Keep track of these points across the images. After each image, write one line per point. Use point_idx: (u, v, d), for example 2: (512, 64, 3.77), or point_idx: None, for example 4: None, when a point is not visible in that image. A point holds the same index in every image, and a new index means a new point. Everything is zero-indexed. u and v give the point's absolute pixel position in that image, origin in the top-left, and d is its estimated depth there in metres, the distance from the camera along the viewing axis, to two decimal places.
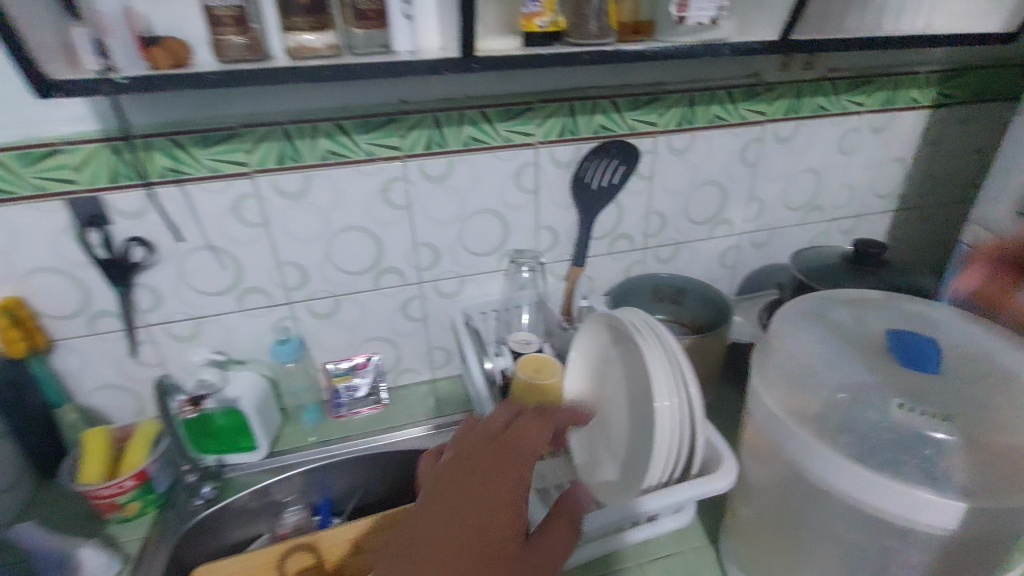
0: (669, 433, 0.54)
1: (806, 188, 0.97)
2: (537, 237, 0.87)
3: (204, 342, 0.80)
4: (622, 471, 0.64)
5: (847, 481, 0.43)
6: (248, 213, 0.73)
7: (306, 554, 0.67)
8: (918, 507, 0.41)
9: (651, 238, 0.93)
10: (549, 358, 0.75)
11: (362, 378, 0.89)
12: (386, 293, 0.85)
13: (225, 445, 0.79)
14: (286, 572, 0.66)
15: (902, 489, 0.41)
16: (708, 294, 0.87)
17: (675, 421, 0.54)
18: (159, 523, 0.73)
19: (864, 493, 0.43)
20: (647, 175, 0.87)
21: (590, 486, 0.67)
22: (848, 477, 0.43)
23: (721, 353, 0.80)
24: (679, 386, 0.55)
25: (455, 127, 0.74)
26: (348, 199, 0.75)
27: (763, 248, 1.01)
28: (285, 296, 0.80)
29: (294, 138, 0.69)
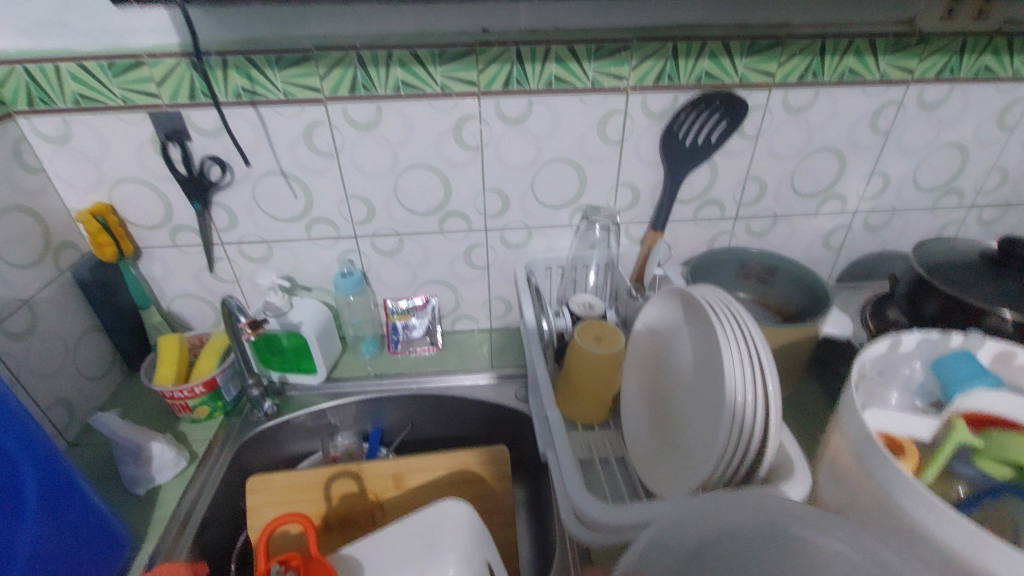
0: (732, 432, 0.49)
1: (947, 166, 0.82)
2: (615, 193, 0.80)
3: (274, 265, 0.83)
4: (675, 458, 0.59)
5: (957, 535, 0.36)
6: (320, 142, 0.72)
7: (350, 482, 0.68)
8: None
9: (745, 208, 0.83)
10: (612, 327, 0.70)
11: (419, 319, 0.89)
12: (451, 237, 0.82)
13: (288, 365, 0.82)
14: (331, 496, 0.68)
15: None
16: (802, 277, 0.77)
17: (741, 419, 0.48)
18: (225, 428, 0.78)
19: (982, 553, 0.34)
20: (752, 135, 0.76)
21: (640, 466, 0.63)
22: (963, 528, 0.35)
23: (810, 346, 0.71)
24: (753, 382, 0.48)
25: (539, 64, 0.68)
26: (419, 134, 0.72)
27: (878, 232, 0.88)
28: (352, 230, 0.80)
29: (368, 65, 0.66)
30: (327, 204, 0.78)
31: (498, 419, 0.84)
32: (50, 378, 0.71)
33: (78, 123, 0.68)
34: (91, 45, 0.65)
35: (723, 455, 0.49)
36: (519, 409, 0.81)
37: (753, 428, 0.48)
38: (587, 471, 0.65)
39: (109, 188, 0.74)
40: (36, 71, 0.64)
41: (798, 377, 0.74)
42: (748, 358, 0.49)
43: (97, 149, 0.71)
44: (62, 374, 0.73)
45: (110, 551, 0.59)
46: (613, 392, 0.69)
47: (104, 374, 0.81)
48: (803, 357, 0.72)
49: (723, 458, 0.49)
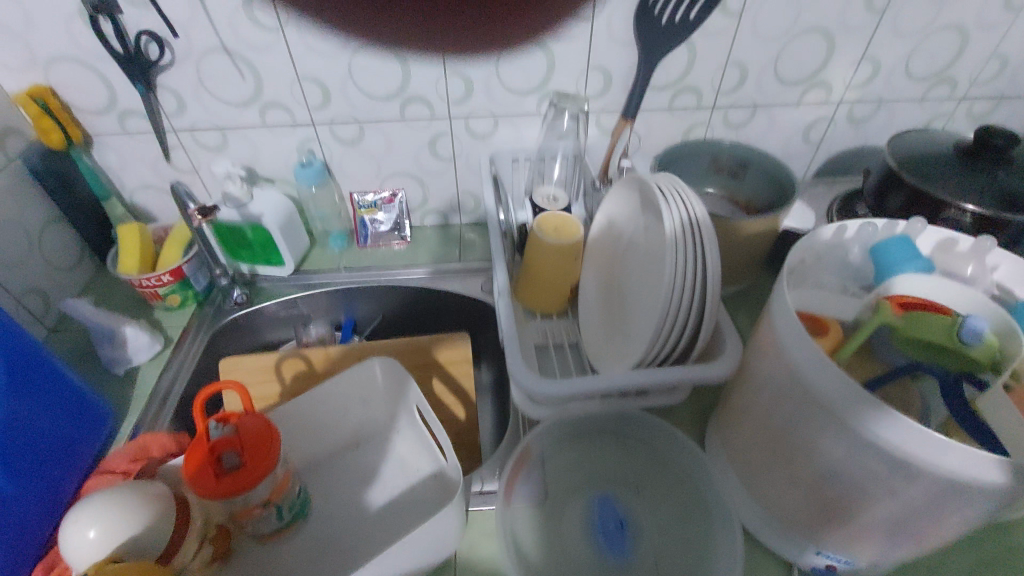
0: (669, 316, 0.51)
1: (943, 50, 0.76)
2: (585, 79, 0.75)
3: (232, 154, 0.80)
4: (620, 340, 0.62)
5: (858, 407, 0.38)
6: (262, 15, 0.66)
7: (298, 362, 0.71)
8: (937, 449, 0.35)
9: (724, 96, 0.79)
10: (569, 217, 0.70)
11: (387, 214, 0.88)
12: (413, 125, 0.79)
13: (256, 256, 0.82)
14: (283, 376, 0.71)
15: (928, 433, 0.35)
16: (774, 170, 0.75)
17: (679, 298, 0.50)
18: (197, 316, 0.80)
19: (873, 421, 0.37)
20: (735, 12, 0.70)
21: (590, 350, 0.66)
22: (861, 402, 0.38)
23: (771, 239, 0.71)
24: (694, 268, 0.49)
25: None
26: (370, 6, 0.66)
27: (862, 125, 0.84)
28: (308, 117, 0.77)
29: None
30: (279, 87, 0.73)
31: (467, 310, 0.86)
32: (15, 267, 0.71)
33: None
34: None
35: (661, 337, 0.52)
36: (484, 302, 0.83)
37: (690, 307, 0.50)
38: (542, 356, 0.68)
39: (44, 67, 0.69)
40: None
41: (757, 270, 0.75)
42: (691, 246, 0.50)
43: (21, 23, 0.65)
44: (28, 264, 0.73)
45: (90, 420, 0.62)
46: (571, 282, 0.70)
47: (73, 264, 0.81)
48: (763, 250, 0.72)
49: (661, 336, 0.52)
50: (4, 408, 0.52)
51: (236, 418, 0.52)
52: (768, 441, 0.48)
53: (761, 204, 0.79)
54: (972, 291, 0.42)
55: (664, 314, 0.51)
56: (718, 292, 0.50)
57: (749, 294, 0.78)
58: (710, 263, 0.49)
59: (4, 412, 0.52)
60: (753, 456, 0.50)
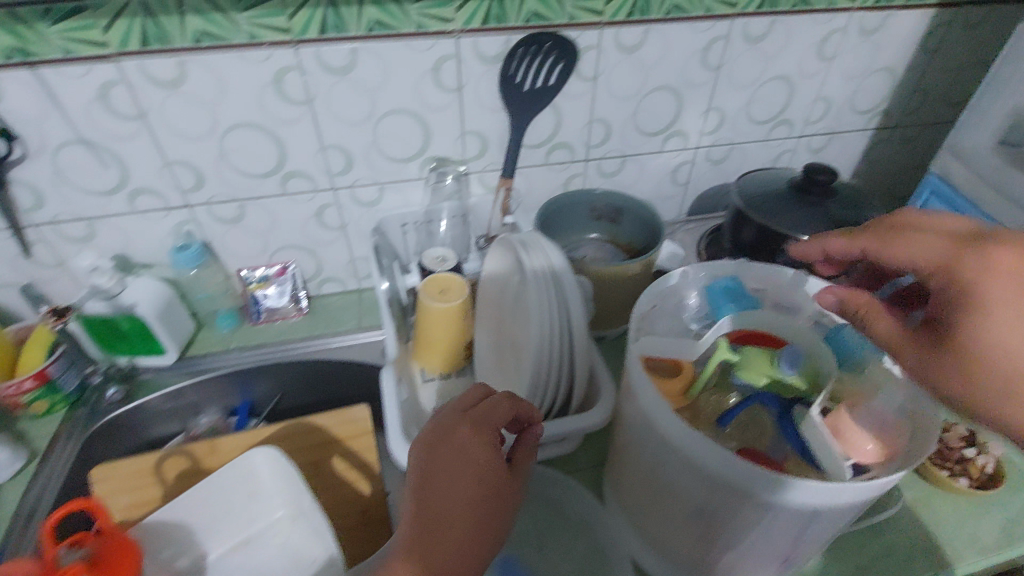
0: (548, 370, 0.55)
1: (776, 97, 0.86)
2: (462, 143, 0.79)
3: (102, 244, 0.76)
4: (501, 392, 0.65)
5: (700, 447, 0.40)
6: (119, 103, 0.65)
7: (182, 459, 0.67)
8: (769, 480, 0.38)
9: (594, 149, 0.85)
10: (453, 277, 0.71)
11: (279, 286, 0.86)
12: (297, 199, 0.79)
13: (135, 348, 0.77)
14: (165, 475, 0.66)
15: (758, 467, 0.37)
16: (647, 215, 0.81)
17: (549, 350, 0.55)
18: (68, 421, 0.73)
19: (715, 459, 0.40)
20: (590, 76, 0.76)
21: None
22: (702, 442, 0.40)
23: (647, 280, 0.75)
24: (560, 321, 0.54)
25: (355, 7, 0.63)
26: (235, 89, 0.67)
27: (721, 165, 0.93)
28: (183, 199, 0.75)
29: (158, 15, 0.60)
30: (146, 173, 0.71)
31: (371, 377, 0.85)
32: None
33: None
34: None
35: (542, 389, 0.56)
36: None
37: (558, 358, 0.55)
38: None
39: None
40: None
41: None
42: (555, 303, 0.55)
43: None
44: None
45: None
46: (459, 342, 0.71)
47: None
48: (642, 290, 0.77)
49: (537, 388, 0.55)
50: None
51: (89, 540, 0.52)
52: (647, 483, 0.49)
53: (639, 246, 0.84)
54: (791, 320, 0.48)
55: (543, 369, 0.55)
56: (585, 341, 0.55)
57: None
58: (574, 316, 0.54)
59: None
60: (636, 500, 0.52)
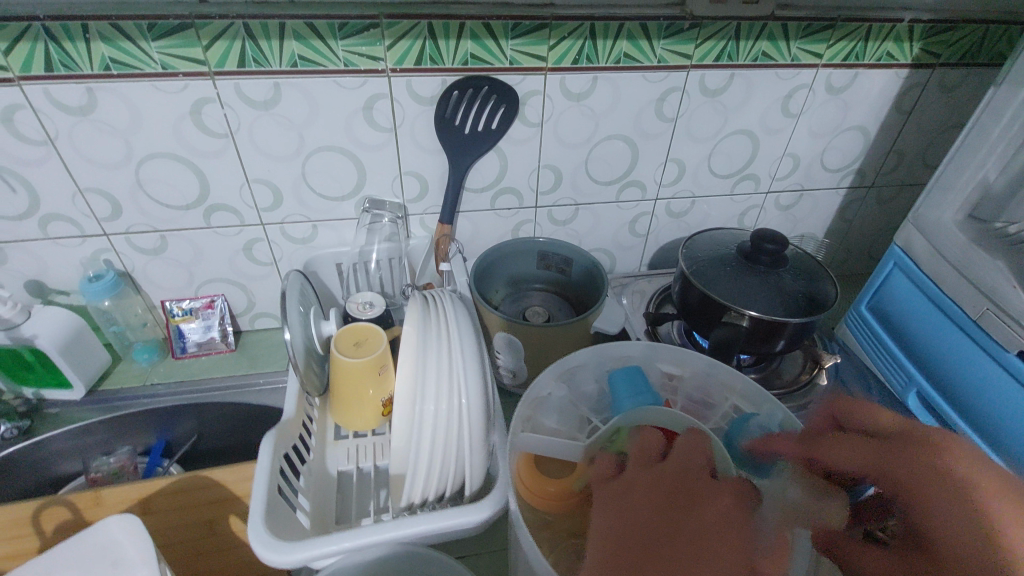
0: (439, 441, 0.53)
1: (739, 152, 0.82)
2: (400, 184, 0.75)
3: (13, 269, 0.72)
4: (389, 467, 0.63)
5: None
6: (25, 128, 0.62)
7: (64, 509, 0.62)
8: None
9: (544, 196, 0.81)
10: (373, 327, 0.67)
11: (205, 320, 0.81)
12: (223, 233, 0.75)
13: (39, 379, 0.73)
14: (44, 528, 0.62)
15: None
16: (591, 268, 0.76)
17: (441, 427, 0.53)
18: None
19: None
20: (536, 122, 0.72)
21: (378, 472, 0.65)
22: None
23: (585, 341, 0.71)
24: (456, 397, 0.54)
25: (276, 41, 0.60)
26: (149, 118, 0.63)
27: (683, 217, 0.88)
28: (99, 228, 0.71)
29: (61, 39, 0.56)
30: (57, 199, 0.67)
31: None
32: None
33: None
34: None
35: (436, 463, 0.53)
36: None
37: (449, 433, 0.53)
38: (342, 488, 0.62)
39: None
40: None
41: None
42: (449, 363, 0.55)
43: None
44: None
45: None
46: (376, 399, 0.65)
47: None
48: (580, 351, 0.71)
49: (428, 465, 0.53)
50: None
51: None
52: None
53: (586, 301, 0.79)
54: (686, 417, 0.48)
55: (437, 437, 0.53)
56: (475, 409, 0.53)
57: None
58: (466, 376, 0.54)
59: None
60: None
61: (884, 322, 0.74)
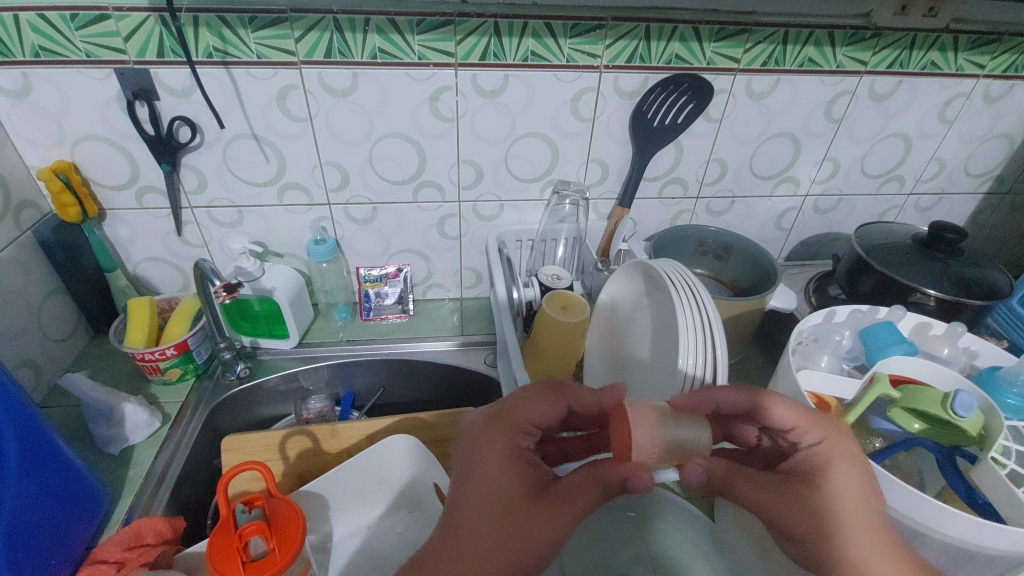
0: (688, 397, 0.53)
1: (891, 155, 0.88)
2: (585, 169, 0.83)
3: (245, 230, 0.82)
4: None
5: (861, 474, 0.43)
6: (292, 106, 0.71)
7: (305, 438, 0.71)
8: (940, 517, 0.40)
9: (707, 187, 0.88)
10: (577, 297, 0.74)
11: (392, 287, 0.91)
12: (424, 207, 0.83)
13: (259, 329, 0.83)
14: (289, 453, 0.70)
15: (925, 499, 0.40)
16: (755, 254, 0.82)
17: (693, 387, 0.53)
18: (197, 390, 0.79)
19: (874, 487, 0.43)
20: (716, 118, 0.80)
21: None
22: (862, 469, 0.43)
23: (758, 319, 0.77)
24: (707, 358, 0.53)
25: (516, 38, 0.69)
26: (394, 102, 0.73)
27: (827, 214, 0.94)
28: (325, 197, 0.80)
29: (345, 30, 0.66)
30: (299, 170, 0.77)
31: (470, 385, 0.88)
32: (11, 340, 0.69)
33: (37, 75, 0.65)
34: None
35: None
36: (487, 375, 0.85)
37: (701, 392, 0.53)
38: None
39: (70, 145, 0.71)
40: None
41: (747, 346, 0.80)
42: (704, 342, 0.53)
43: (56, 105, 0.67)
44: (27, 336, 0.71)
45: (85, 504, 0.59)
46: (578, 357, 0.74)
47: (68, 337, 0.79)
48: (751, 329, 0.78)
49: None
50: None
51: (261, 501, 0.55)
52: None
53: (745, 285, 0.85)
54: (955, 372, 0.47)
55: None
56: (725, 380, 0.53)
57: (741, 367, 0.82)
58: (720, 355, 0.53)
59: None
60: None
61: None
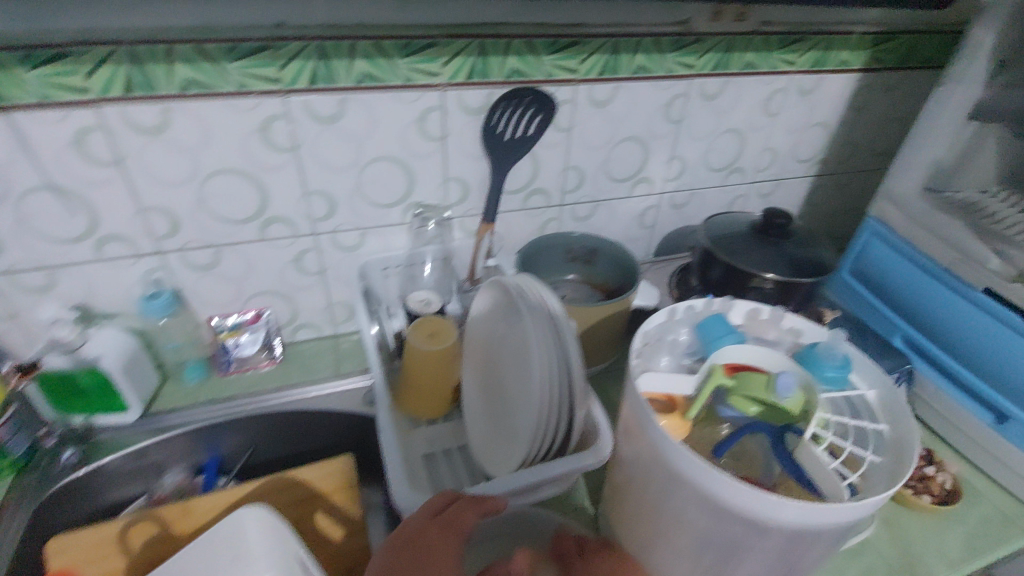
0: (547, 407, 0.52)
1: (730, 149, 0.94)
2: (444, 189, 0.81)
3: (59, 295, 0.71)
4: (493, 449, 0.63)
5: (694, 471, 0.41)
6: (95, 150, 0.63)
7: (149, 524, 0.63)
8: (767, 505, 0.39)
9: (568, 195, 0.89)
10: (443, 321, 0.72)
11: (252, 334, 0.84)
12: (275, 245, 0.77)
13: (94, 405, 0.73)
14: (132, 546, 0.62)
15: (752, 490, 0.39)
16: (620, 257, 0.86)
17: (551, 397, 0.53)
18: (16, 488, 0.67)
19: (707, 483, 0.41)
20: (565, 127, 0.81)
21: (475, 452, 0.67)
22: (694, 467, 0.42)
23: (626, 318, 0.79)
24: (560, 367, 0.53)
25: (345, 60, 0.65)
26: (218, 137, 0.66)
27: (684, 208, 1.00)
28: (155, 246, 0.72)
29: (143, 62, 0.59)
30: (117, 220, 0.69)
31: (352, 426, 0.82)
32: None
33: None
34: None
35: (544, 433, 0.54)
36: (367, 414, 0.81)
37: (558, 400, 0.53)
38: (430, 466, 0.67)
39: None
40: None
41: (621, 346, 0.82)
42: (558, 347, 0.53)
43: None
44: None
45: None
46: (453, 384, 0.71)
47: None
48: (621, 329, 0.79)
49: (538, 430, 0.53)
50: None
51: None
52: (650, 505, 0.49)
53: (615, 287, 0.87)
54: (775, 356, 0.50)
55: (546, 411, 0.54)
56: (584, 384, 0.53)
57: (619, 367, 0.83)
58: (575, 358, 0.53)
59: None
60: (640, 531, 0.51)
61: (866, 283, 0.84)
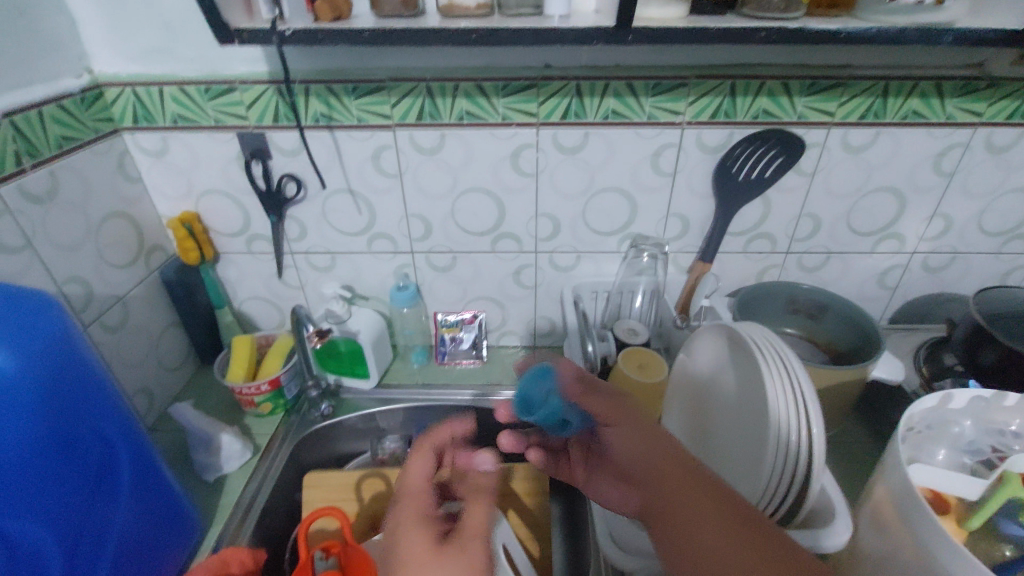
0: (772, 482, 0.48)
1: (1016, 212, 0.79)
2: (665, 224, 0.82)
3: (336, 276, 0.88)
4: None
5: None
6: (386, 163, 0.77)
7: (378, 482, 0.73)
8: None
9: (798, 243, 0.83)
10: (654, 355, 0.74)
11: (467, 333, 0.93)
12: (502, 257, 0.85)
13: (344, 368, 0.87)
14: (363, 497, 0.72)
15: None
16: (855, 316, 0.76)
17: (781, 474, 0.48)
18: (285, 424, 0.83)
19: None
20: (809, 172, 0.76)
21: None
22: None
23: (858, 390, 0.70)
24: (798, 446, 0.47)
25: (597, 98, 0.70)
26: (479, 159, 0.76)
27: (938, 273, 0.86)
28: (409, 246, 0.85)
29: (436, 95, 0.71)
30: (388, 221, 0.82)
31: None
32: (135, 369, 0.77)
33: (174, 138, 0.75)
34: (192, 71, 0.72)
35: (769, 499, 0.48)
36: None
37: (791, 480, 0.47)
38: None
39: (195, 197, 0.81)
40: (142, 93, 0.72)
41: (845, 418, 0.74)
42: (800, 408, 0.48)
43: (187, 163, 0.78)
44: (145, 367, 0.79)
45: (184, 528, 0.63)
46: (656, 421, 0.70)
47: (179, 367, 0.87)
48: (850, 400, 0.71)
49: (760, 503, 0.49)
50: (65, 500, 0.49)
51: (337, 549, 0.63)
52: None
53: (844, 350, 0.78)
54: None
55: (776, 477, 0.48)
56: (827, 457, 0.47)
57: (838, 442, 0.75)
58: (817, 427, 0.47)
59: (99, 519, 0.52)
60: None
61: None
